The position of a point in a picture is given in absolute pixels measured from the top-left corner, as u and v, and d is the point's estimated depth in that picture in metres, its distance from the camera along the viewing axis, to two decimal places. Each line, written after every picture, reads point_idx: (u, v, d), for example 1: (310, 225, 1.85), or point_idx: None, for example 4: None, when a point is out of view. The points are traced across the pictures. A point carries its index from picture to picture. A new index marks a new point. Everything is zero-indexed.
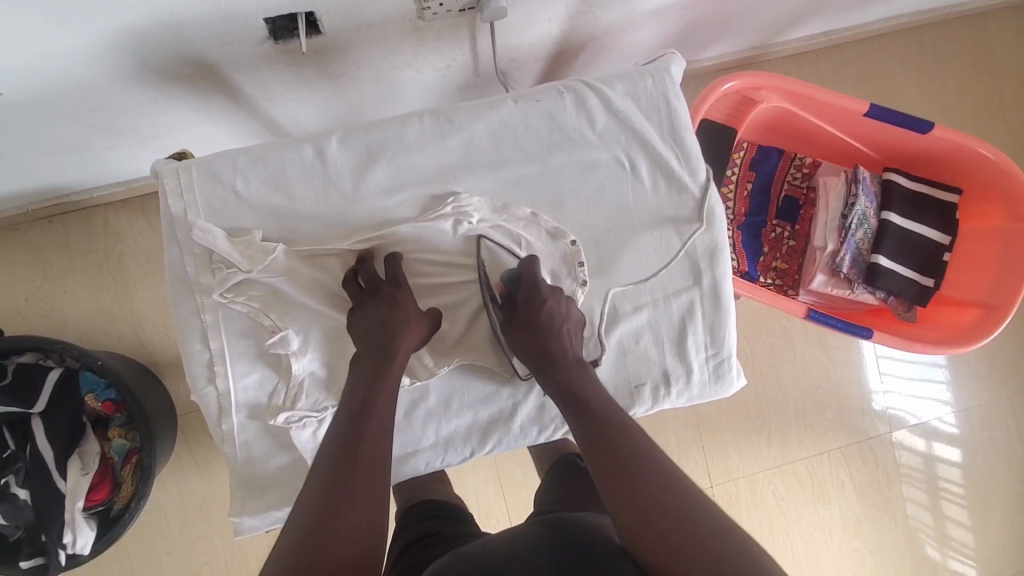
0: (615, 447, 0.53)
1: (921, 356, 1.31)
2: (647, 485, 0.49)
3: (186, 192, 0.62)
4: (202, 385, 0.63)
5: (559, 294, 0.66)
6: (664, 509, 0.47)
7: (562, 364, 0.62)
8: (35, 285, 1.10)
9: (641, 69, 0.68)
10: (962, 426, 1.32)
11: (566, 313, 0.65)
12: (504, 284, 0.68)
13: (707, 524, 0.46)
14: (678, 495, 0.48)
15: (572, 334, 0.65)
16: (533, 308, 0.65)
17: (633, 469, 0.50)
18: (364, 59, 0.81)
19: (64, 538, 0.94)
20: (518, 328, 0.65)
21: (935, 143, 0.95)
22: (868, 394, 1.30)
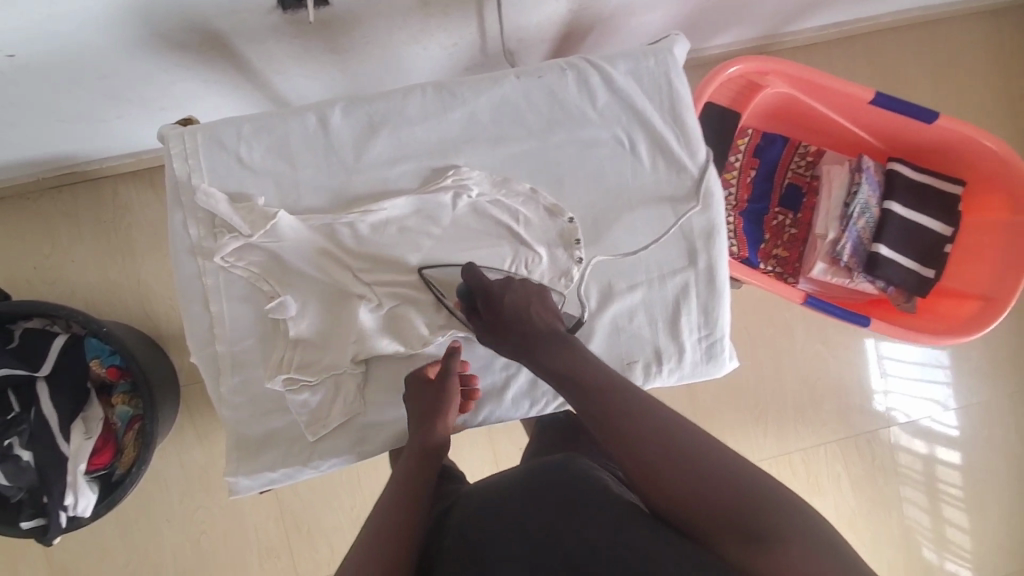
0: (612, 421, 0.54)
1: (921, 355, 1.31)
2: (649, 446, 0.51)
3: (190, 156, 0.63)
4: (202, 347, 0.64)
5: (515, 286, 0.65)
6: (668, 466, 0.49)
7: (545, 345, 0.62)
8: (44, 253, 1.12)
9: (644, 49, 0.68)
10: (961, 426, 1.32)
11: (527, 300, 0.64)
12: (458, 298, 0.66)
13: (712, 474, 0.48)
14: (681, 449, 0.50)
15: (540, 311, 0.64)
16: (497, 306, 0.64)
17: (634, 433, 0.52)
18: (371, 33, 0.82)
19: (66, 499, 0.96)
20: (491, 329, 0.64)
21: (940, 134, 0.94)
22: (866, 389, 1.30)
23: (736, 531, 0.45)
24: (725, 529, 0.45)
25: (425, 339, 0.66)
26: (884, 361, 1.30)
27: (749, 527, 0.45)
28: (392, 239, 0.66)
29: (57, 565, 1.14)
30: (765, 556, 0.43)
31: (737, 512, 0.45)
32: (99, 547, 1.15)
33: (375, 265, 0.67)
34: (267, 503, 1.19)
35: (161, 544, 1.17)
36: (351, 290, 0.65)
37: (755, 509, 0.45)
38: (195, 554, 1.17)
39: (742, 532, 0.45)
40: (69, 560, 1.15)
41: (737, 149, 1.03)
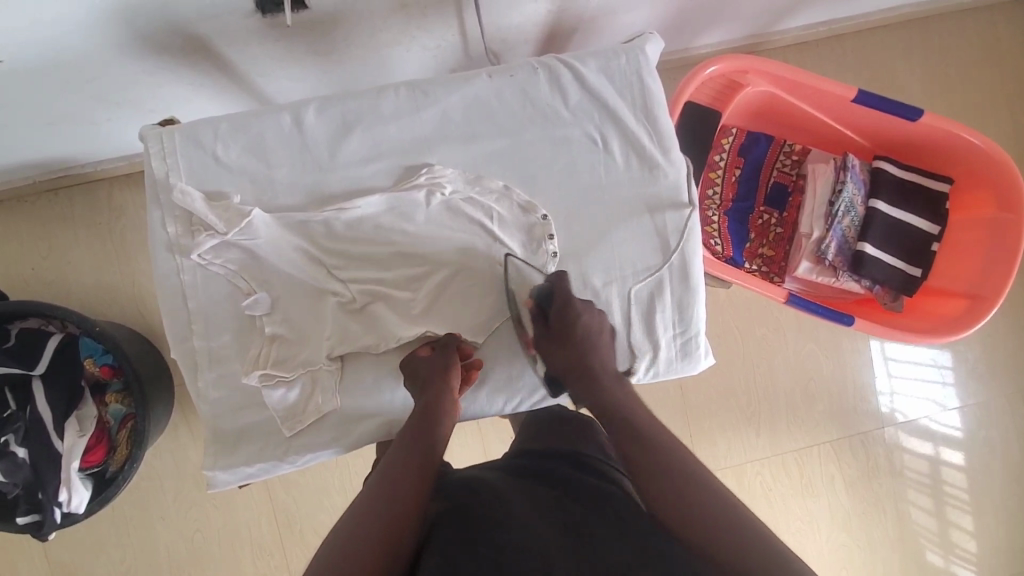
0: (652, 455, 0.55)
1: (922, 356, 1.29)
2: (684, 495, 0.51)
3: (168, 156, 0.64)
4: (180, 342, 0.65)
5: (591, 308, 0.67)
6: (700, 517, 0.49)
7: (602, 377, 0.65)
8: (42, 254, 1.15)
9: (616, 48, 0.69)
10: (963, 427, 1.31)
11: (599, 326, 0.67)
12: (532, 298, 0.68)
13: (740, 533, 0.47)
14: (715, 505, 0.50)
15: (606, 344, 0.67)
16: (569, 324, 0.66)
17: (672, 478, 0.53)
18: (353, 35, 0.83)
19: (60, 496, 0.98)
20: (553, 344, 0.67)
21: (924, 130, 0.94)
22: (868, 391, 1.29)
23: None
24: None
25: (398, 335, 0.66)
26: (888, 363, 1.29)
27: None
28: (366, 235, 0.67)
29: (54, 561, 1.16)
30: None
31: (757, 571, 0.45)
32: (94, 544, 1.17)
33: (351, 262, 0.68)
34: (259, 501, 1.20)
35: (156, 540, 1.18)
36: (325, 287, 0.67)
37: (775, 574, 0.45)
38: (188, 551, 1.19)
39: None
40: (65, 556, 1.16)
41: (721, 148, 1.03)
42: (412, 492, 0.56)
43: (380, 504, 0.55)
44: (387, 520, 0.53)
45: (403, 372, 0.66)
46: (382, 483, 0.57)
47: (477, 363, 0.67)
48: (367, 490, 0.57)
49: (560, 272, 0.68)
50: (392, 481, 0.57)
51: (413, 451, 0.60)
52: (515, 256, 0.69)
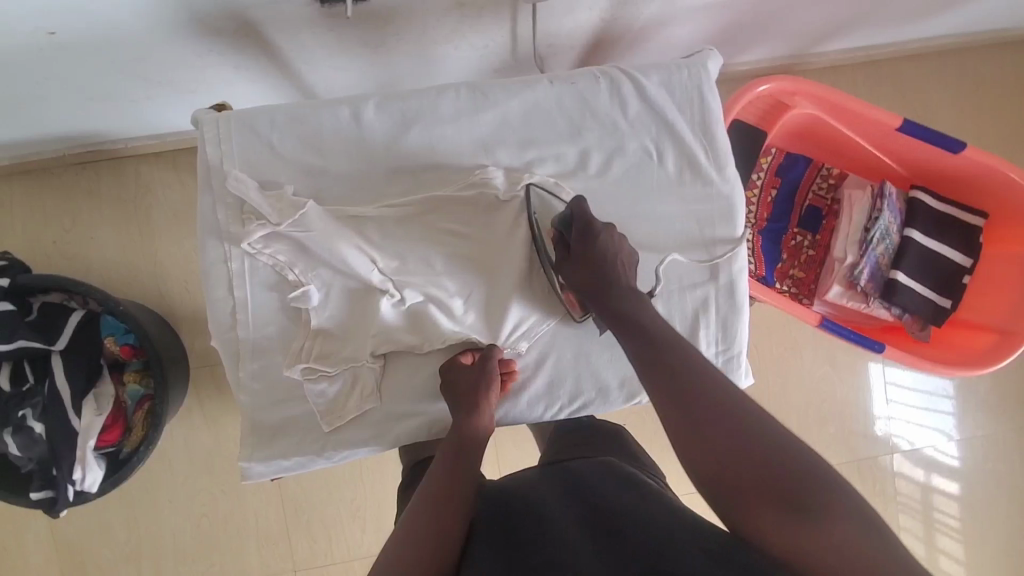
0: (698, 398, 0.52)
1: (928, 384, 1.30)
2: (708, 419, 0.50)
3: (224, 141, 0.63)
4: (224, 331, 0.65)
5: (612, 230, 0.65)
6: (749, 459, 0.47)
7: (618, 293, 0.62)
8: (64, 228, 1.13)
9: (678, 61, 0.68)
10: (964, 458, 1.31)
11: (620, 246, 0.64)
12: (554, 226, 0.66)
13: (781, 460, 0.46)
14: (738, 423, 0.49)
15: (627, 264, 0.64)
16: (588, 246, 0.64)
17: (701, 416, 0.51)
18: (406, 30, 0.82)
19: (74, 474, 0.97)
20: (571, 267, 0.64)
21: (965, 164, 0.94)
22: (869, 415, 1.29)
23: (776, 496, 0.45)
24: (768, 491, 0.46)
25: (444, 336, 0.66)
26: (888, 387, 1.30)
27: (794, 494, 0.45)
28: (416, 236, 0.66)
29: (59, 537, 1.15)
30: (803, 523, 0.44)
31: (781, 478, 0.46)
32: (100, 523, 1.16)
33: (400, 263, 0.66)
34: (268, 490, 1.19)
35: (162, 524, 1.17)
36: (373, 284, 0.65)
37: (800, 476, 0.46)
38: (194, 535, 1.18)
39: (786, 499, 0.45)
40: (71, 534, 1.15)
41: (760, 167, 1.03)
42: (454, 517, 0.55)
43: (433, 512, 0.55)
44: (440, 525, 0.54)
45: (442, 378, 0.65)
46: (419, 508, 0.56)
47: (513, 371, 0.66)
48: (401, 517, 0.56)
49: (578, 196, 0.65)
50: (439, 499, 0.56)
51: (450, 465, 0.59)
52: (535, 185, 0.67)
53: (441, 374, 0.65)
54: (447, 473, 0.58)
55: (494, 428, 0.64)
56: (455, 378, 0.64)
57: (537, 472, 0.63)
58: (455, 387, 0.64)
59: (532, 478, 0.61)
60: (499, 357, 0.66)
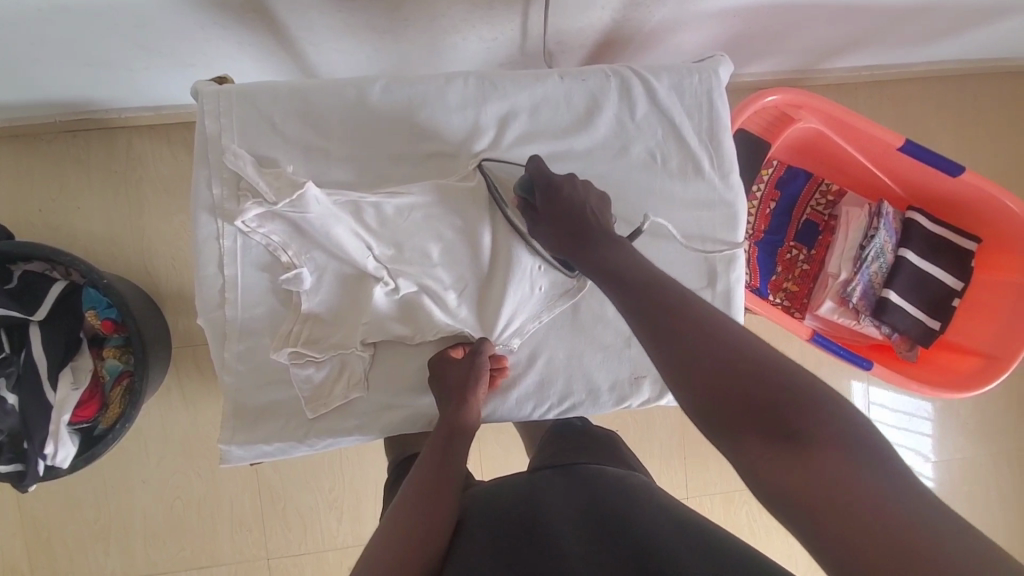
0: (683, 331, 0.49)
1: (911, 406, 1.31)
2: (696, 352, 0.47)
3: (223, 115, 0.61)
4: (211, 309, 0.63)
5: (574, 181, 0.64)
6: (739, 390, 0.44)
7: (591, 235, 0.61)
8: (51, 197, 1.10)
9: (690, 65, 0.68)
10: (941, 480, 1.32)
11: (585, 194, 0.63)
12: (516, 194, 0.65)
13: (775, 388, 0.43)
14: (727, 352, 0.46)
15: (597, 209, 0.63)
16: (553, 201, 0.63)
17: (689, 350, 0.48)
18: (414, 16, 0.81)
19: (46, 449, 0.94)
20: (543, 226, 0.63)
21: (962, 188, 0.95)
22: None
23: (769, 426, 0.42)
24: (762, 422, 0.43)
25: (436, 328, 0.65)
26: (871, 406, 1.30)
27: (790, 423, 0.42)
28: (414, 225, 0.65)
29: (26, 512, 1.13)
30: (796, 452, 0.40)
31: (776, 406, 0.43)
32: (69, 499, 1.13)
33: (396, 251, 0.65)
34: (245, 475, 1.17)
35: (133, 503, 1.15)
36: (368, 271, 0.64)
37: (797, 402, 0.42)
38: (166, 517, 1.16)
39: (782, 429, 0.42)
40: (38, 509, 1.13)
41: (761, 178, 1.03)
42: (441, 521, 0.53)
43: (419, 508, 0.54)
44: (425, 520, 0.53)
45: (431, 372, 0.64)
46: (404, 503, 0.55)
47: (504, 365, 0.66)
48: (383, 522, 0.54)
49: (534, 156, 0.65)
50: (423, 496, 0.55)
51: (434, 462, 0.59)
52: (486, 159, 0.65)
53: (429, 367, 0.65)
54: (432, 468, 0.58)
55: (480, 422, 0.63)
56: (442, 371, 0.64)
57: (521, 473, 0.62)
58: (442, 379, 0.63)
59: (516, 477, 0.61)
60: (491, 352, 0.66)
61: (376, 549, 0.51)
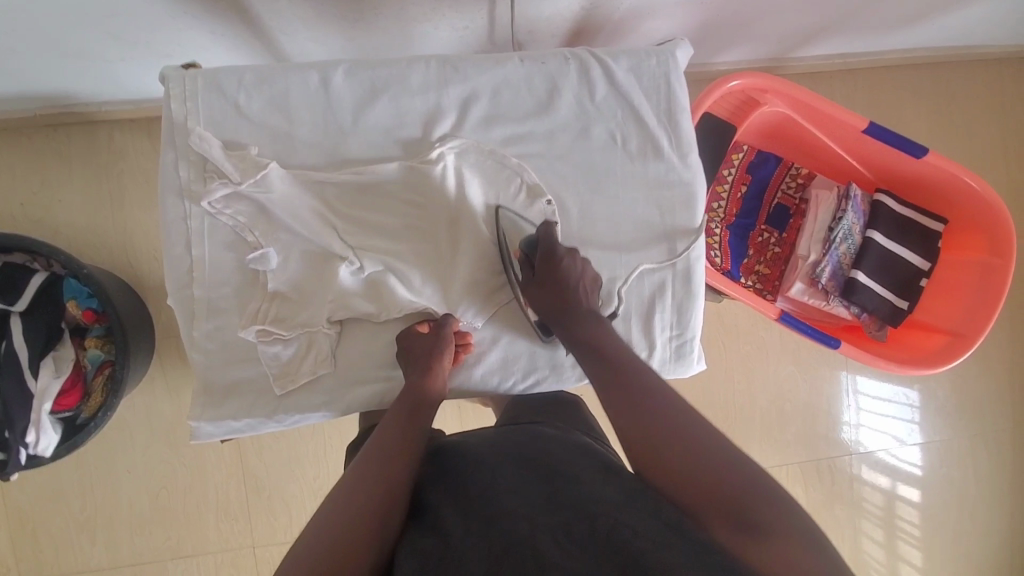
0: (652, 420, 0.54)
1: (899, 394, 1.29)
2: (663, 438, 0.53)
3: (189, 99, 0.63)
4: (179, 288, 0.64)
5: (575, 255, 0.67)
6: (699, 477, 0.49)
7: (577, 313, 0.65)
8: (34, 190, 1.12)
9: (648, 48, 0.69)
10: (928, 467, 1.31)
11: (583, 272, 0.67)
12: (521, 249, 0.68)
13: (731, 478, 0.48)
14: (691, 440, 0.52)
15: (588, 290, 0.67)
16: (552, 270, 0.66)
17: (657, 437, 0.53)
18: (382, 4, 0.82)
19: (27, 437, 0.96)
20: (537, 287, 0.67)
21: (926, 169, 0.96)
22: (838, 422, 1.28)
23: (725, 512, 0.47)
24: (720, 513, 0.47)
25: (401, 306, 0.67)
26: (858, 395, 1.28)
27: (744, 515, 0.46)
28: (381, 206, 0.67)
29: (10, 502, 1.14)
30: (750, 538, 0.45)
31: (733, 499, 0.47)
32: (54, 490, 1.15)
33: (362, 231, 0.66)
34: (230, 464, 1.18)
35: (118, 493, 1.16)
36: (334, 251, 0.65)
37: (751, 497, 0.47)
38: (150, 506, 1.17)
39: (737, 519, 0.46)
40: (23, 499, 1.14)
41: (731, 163, 1.05)
42: (401, 484, 0.55)
43: (382, 465, 0.56)
44: (386, 476, 0.55)
45: (398, 346, 0.66)
46: (368, 460, 0.57)
47: (468, 342, 0.67)
48: (342, 482, 0.56)
49: (547, 222, 0.68)
50: (385, 454, 0.57)
51: (399, 421, 0.60)
52: (504, 209, 0.69)
53: (397, 342, 0.66)
54: (397, 427, 0.60)
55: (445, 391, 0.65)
56: (408, 345, 0.65)
57: (482, 433, 0.64)
58: (408, 354, 0.64)
59: (477, 437, 0.62)
60: (456, 326, 0.67)
61: (336, 505, 0.53)
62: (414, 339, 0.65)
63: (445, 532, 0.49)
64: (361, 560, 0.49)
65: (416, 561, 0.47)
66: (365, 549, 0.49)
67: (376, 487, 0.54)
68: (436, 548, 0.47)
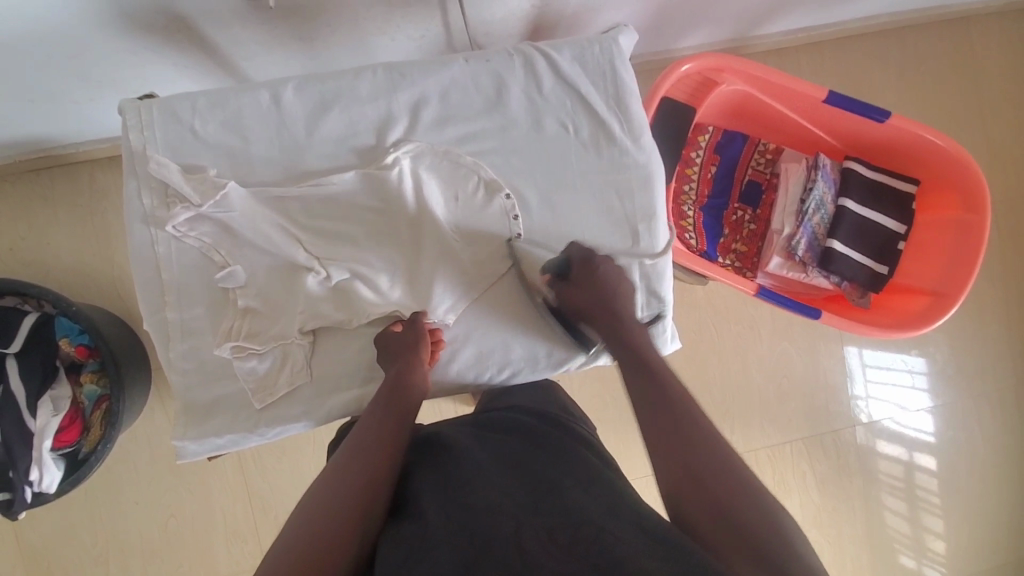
0: (688, 442, 0.53)
1: (906, 362, 1.28)
2: (697, 465, 0.51)
3: (146, 129, 0.65)
4: (153, 312, 0.66)
5: (609, 261, 0.70)
6: (728, 511, 0.47)
7: (620, 321, 0.68)
8: (21, 235, 1.14)
9: (589, 36, 0.71)
10: (940, 432, 1.29)
11: (619, 275, 0.70)
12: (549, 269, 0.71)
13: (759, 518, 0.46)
14: (724, 475, 0.50)
15: (625, 294, 0.70)
16: (591, 279, 0.69)
17: (690, 462, 0.52)
18: (336, 21, 0.84)
19: (31, 475, 0.97)
20: (574, 296, 0.70)
21: (890, 131, 0.97)
22: (845, 396, 1.27)
23: (749, 549, 0.45)
24: (746, 553, 0.45)
25: (369, 312, 0.68)
26: (866, 368, 1.27)
27: (772, 558, 0.44)
28: (340, 214, 0.68)
29: (23, 542, 1.16)
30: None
31: (760, 544, 0.45)
32: (65, 527, 1.16)
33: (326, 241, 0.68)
34: (235, 487, 1.19)
35: (128, 525, 1.18)
36: (300, 263, 0.67)
37: (779, 544, 0.45)
38: (160, 535, 1.18)
39: (764, 560, 0.44)
40: (36, 538, 1.16)
41: (698, 145, 1.05)
42: (383, 479, 0.55)
43: (362, 460, 0.56)
44: (368, 473, 0.55)
45: (376, 346, 0.67)
46: (348, 456, 0.57)
47: (439, 341, 0.68)
48: (321, 482, 0.55)
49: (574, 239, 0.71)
50: (366, 449, 0.57)
51: (377, 419, 0.60)
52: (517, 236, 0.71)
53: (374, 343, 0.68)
54: (375, 426, 0.60)
55: (428, 390, 0.65)
56: (386, 347, 0.66)
57: (457, 426, 0.64)
58: (385, 352, 0.66)
59: (453, 431, 0.62)
60: (427, 323, 0.68)
61: (316, 502, 0.53)
62: (392, 337, 0.66)
63: (426, 524, 0.49)
64: (341, 553, 0.49)
65: (397, 553, 0.47)
66: (346, 546, 0.49)
67: (358, 484, 0.54)
68: (416, 539, 0.47)
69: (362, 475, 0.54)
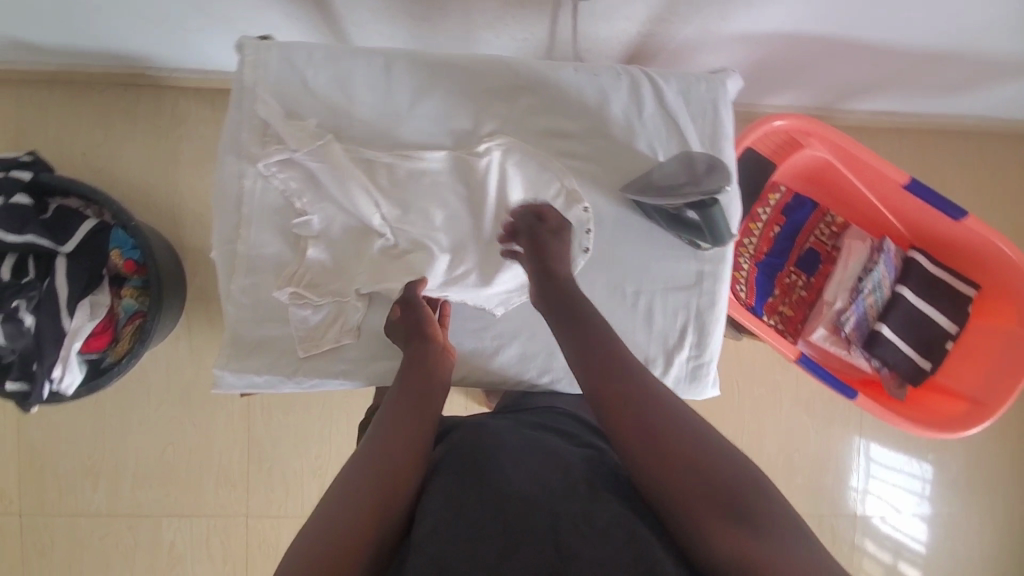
0: (635, 407, 0.53)
1: (910, 465, 1.26)
2: (655, 432, 0.51)
3: (261, 67, 0.67)
4: (224, 242, 0.68)
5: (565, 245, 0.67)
6: (698, 474, 0.48)
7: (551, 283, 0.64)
8: (97, 142, 1.18)
9: (699, 74, 0.72)
10: (934, 545, 1.26)
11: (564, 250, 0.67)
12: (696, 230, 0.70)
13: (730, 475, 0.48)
14: (688, 438, 0.50)
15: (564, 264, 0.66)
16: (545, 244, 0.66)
17: (652, 430, 0.51)
18: (450, 8, 0.87)
19: (54, 373, 0.97)
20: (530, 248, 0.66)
21: (961, 232, 0.96)
22: (848, 485, 1.25)
23: (723, 508, 0.46)
24: (716, 511, 0.46)
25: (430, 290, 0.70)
26: (871, 463, 1.25)
27: (744, 512, 0.46)
28: (421, 189, 0.69)
29: (24, 436, 1.17)
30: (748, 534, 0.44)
31: (731, 502, 0.46)
32: (68, 432, 1.18)
33: (402, 211, 0.69)
34: (235, 431, 1.20)
35: (127, 444, 1.19)
36: (373, 227, 0.69)
37: (748, 499, 0.47)
38: (155, 461, 1.19)
39: (735, 516, 0.45)
40: (38, 436, 1.17)
41: (767, 202, 1.05)
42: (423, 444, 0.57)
43: (407, 421, 0.58)
44: (411, 436, 0.56)
45: (388, 332, 0.67)
46: (394, 412, 0.58)
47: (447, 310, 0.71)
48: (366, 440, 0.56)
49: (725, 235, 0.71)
50: (408, 413, 0.58)
51: (414, 380, 0.61)
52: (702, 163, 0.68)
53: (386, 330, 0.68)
54: (408, 390, 0.61)
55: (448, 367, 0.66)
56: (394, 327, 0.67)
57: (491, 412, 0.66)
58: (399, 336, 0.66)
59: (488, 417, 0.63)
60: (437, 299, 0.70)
61: (359, 455, 0.54)
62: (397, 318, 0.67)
63: (451, 512, 0.49)
64: (385, 512, 0.50)
65: (436, 531, 0.48)
66: (389, 506, 0.51)
67: (399, 443, 0.55)
68: (448, 519, 0.49)
69: (404, 435, 0.56)
